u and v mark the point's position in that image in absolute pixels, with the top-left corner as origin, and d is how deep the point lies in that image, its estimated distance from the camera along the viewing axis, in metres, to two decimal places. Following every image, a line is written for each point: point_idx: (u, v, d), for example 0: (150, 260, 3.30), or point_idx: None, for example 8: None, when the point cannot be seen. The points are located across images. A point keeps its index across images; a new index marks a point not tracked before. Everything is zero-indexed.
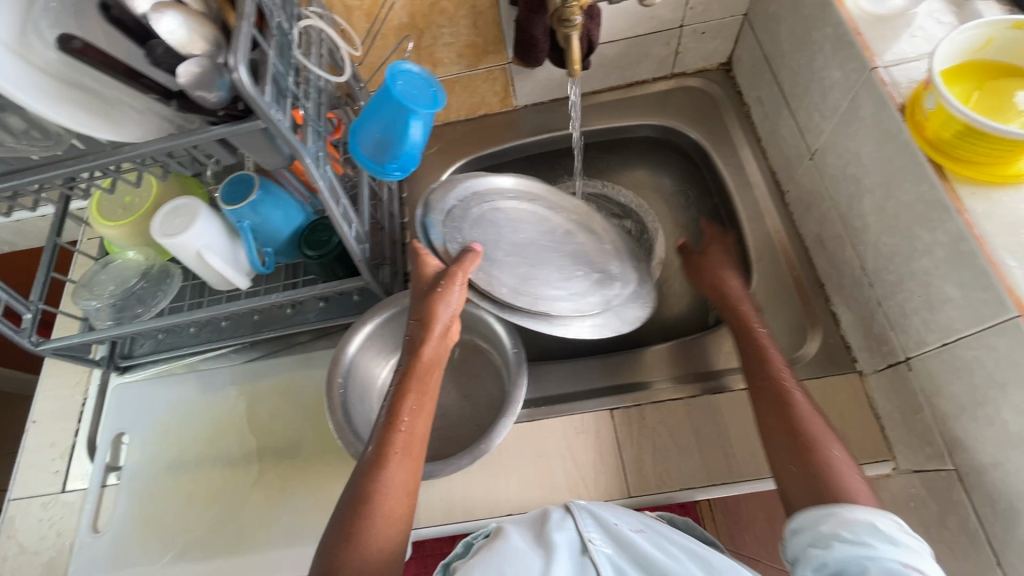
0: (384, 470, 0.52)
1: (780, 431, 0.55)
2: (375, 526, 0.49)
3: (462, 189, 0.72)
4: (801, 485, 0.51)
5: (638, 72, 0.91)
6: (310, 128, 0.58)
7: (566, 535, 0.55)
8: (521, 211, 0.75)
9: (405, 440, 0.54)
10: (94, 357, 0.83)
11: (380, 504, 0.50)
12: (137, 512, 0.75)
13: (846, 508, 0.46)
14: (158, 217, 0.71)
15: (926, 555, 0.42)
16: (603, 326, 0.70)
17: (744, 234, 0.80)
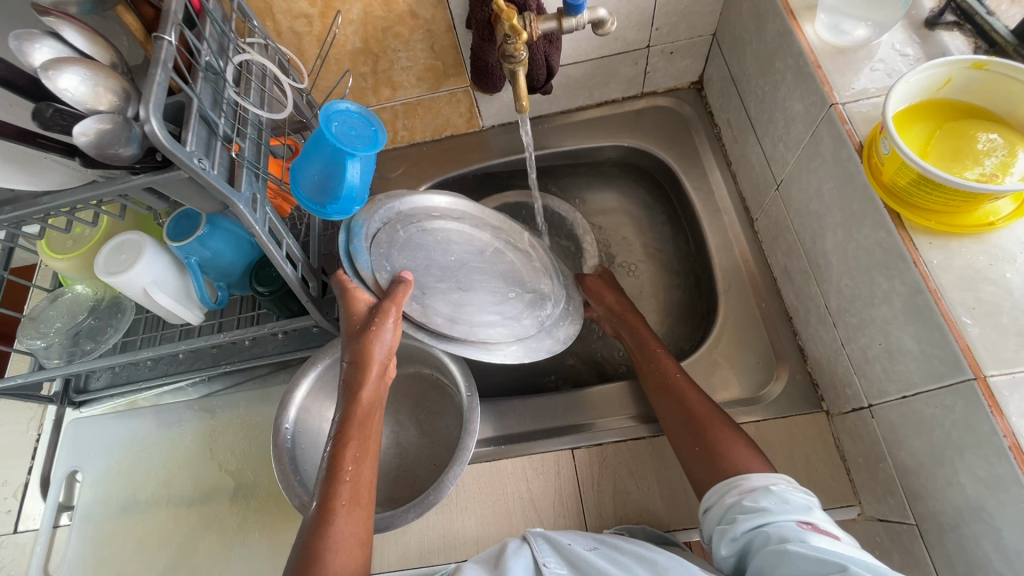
0: (329, 526, 0.49)
1: (682, 429, 0.61)
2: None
3: (385, 211, 0.68)
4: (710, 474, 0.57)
5: (607, 91, 0.88)
6: (245, 171, 0.55)
7: (522, 566, 0.52)
8: (453, 231, 0.73)
9: (350, 491, 0.52)
10: (46, 394, 0.80)
11: (328, 563, 0.47)
12: (90, 554, 0.74)
13: (745, 478, 0.53)
14: (102, 254, 0.68)
15: (814, 508, 0.48)
16: (539, 348, 0.68)
17: (712, 262, 0.78)
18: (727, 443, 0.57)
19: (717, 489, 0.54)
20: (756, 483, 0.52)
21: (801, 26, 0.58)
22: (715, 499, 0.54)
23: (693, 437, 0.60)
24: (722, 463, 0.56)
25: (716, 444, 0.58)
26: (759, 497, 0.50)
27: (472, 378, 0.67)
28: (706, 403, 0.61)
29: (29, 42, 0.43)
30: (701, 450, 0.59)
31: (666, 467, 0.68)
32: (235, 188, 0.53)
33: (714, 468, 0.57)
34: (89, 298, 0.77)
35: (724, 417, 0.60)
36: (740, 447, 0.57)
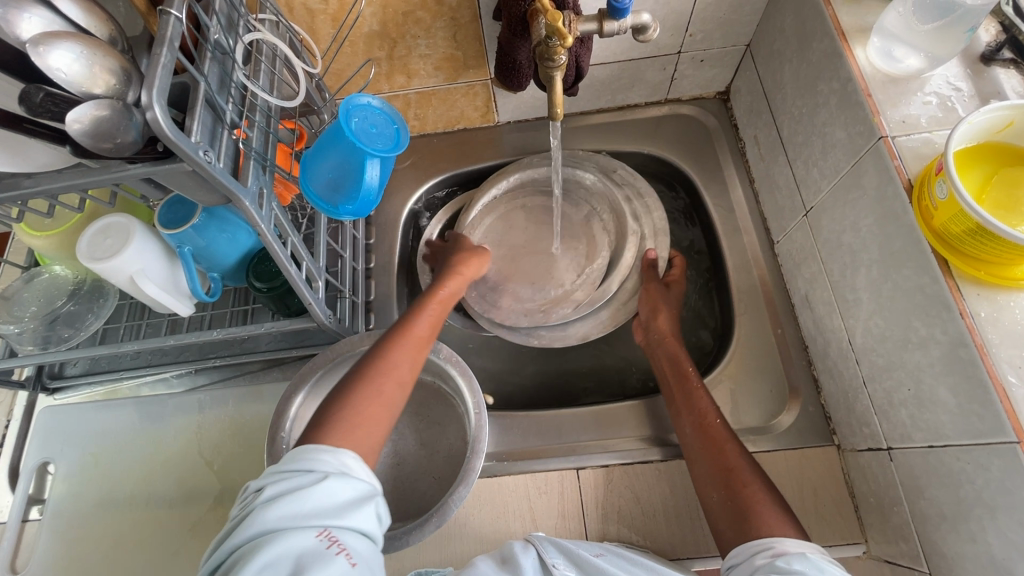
0: (401, 339, 0.58)
1: (713, 482, 0.57)
2: (387, 382, 0.54)
3: (496, 191, 0.84)
4: (732, 528, 0.54)
5: (630, 95, 0.85)
6: (252, 163, 0.50)
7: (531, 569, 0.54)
8: (519, 212, 0.83)
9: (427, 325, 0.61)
10: (19, 378, 0.75)
11: (390, 364, 0.55)
12: (59, 553, 0.69)
13: (781, 540, 0.49)
14: (85, 238, 0.62)
15: None
16: (562, 337, 0.77)
17: (729, 282, 0.76)
18: (757, 502, 0.53)
19: (745, 548, 0.50)
20: (791, 546, 0.48)
21: (852, 49, 0.56)
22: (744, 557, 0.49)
23: (724, 490, 0.56)
24: (745, 517, 0.53)
25: (746, 503, 0.54)
26: (794, 560, 0.46)
27: (477, 392, 0.63)
28: (742, 457, 0.57)
29: (17, 10, 0.39)
30: (729, 502, 0.55)
31: (671, 493, 0.66)
32: (241, 183, 0.48)
33: (738, 523, 0.53)
34: (69, 280, 0.72)
35: (761, 477, 0.56)
36: (771, 509, 0.52)
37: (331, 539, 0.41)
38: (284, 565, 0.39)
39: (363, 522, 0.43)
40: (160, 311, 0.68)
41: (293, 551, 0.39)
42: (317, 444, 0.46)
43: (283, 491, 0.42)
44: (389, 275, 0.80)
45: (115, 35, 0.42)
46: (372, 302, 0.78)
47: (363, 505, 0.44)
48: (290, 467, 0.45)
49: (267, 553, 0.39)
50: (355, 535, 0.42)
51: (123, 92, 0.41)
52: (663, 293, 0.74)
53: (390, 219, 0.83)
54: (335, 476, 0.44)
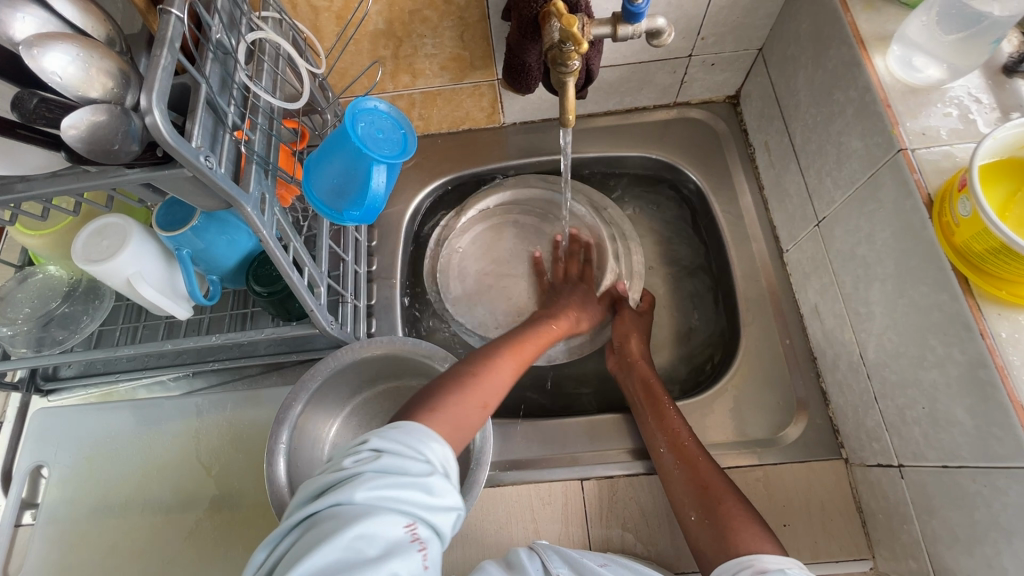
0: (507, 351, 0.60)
1: (693, 503, 0.57)
2: (485, 380, 0.55)
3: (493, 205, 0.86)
4: (715, 548, 0.53)
5: (639, 98, 0.83)
6: (254, 167, 0.49)
7: None
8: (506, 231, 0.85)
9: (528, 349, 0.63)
10: (11, 379, 0.74)
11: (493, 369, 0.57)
12: (52, 559, 0.68)
13: (760, 558, 0.48)
14: (81, 238, 0.60)
15: None
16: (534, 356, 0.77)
17: (736, 290, 0.75)
18: (735, 519, 0.53)
19: (726, 567, 0.49)
20: (770, 563, 0.47)
21: (871, 58, 0.54)
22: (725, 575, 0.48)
23: (701, 509, 0.56)
24: (727, 533, 0.53)
25: (724, 520, 0.54)
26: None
27: (483, 402, 0.62)
28: (718, 477, 0.58)
29: (10, 10, 0.37)
30: (709, 520, 0.55)
31: None
32: (243, 188, 0.47)
33: (719, 542, 0.53)
34: (63, 281, 0.70)
35: (740, 496, 0.56)
36: (749, 527, 0.52)
37: (416, 536, 0.39)
38: (375, 545, 0.37)
39: (444, 530, 0.42)
40: (158, 313, 0.67)
41: (384, 535, 0.38)
42: (425, 427, 0.46)
43: (387, 469, 0.41)
44: (391, 279, 0.79)
45: (113, 35, 0.41)
46: (374, 306, 0.77)
47: (452, 511, 0.42)
48: (398, 444, 0.43)
49: (362, 526, 0.37)
50: (437, 540, 0.41)
51: (121, 95, 0.40)
52: (629, 320, 0.75)
53: (393, 221, 0.81)
54: (438, 474, 0.42)
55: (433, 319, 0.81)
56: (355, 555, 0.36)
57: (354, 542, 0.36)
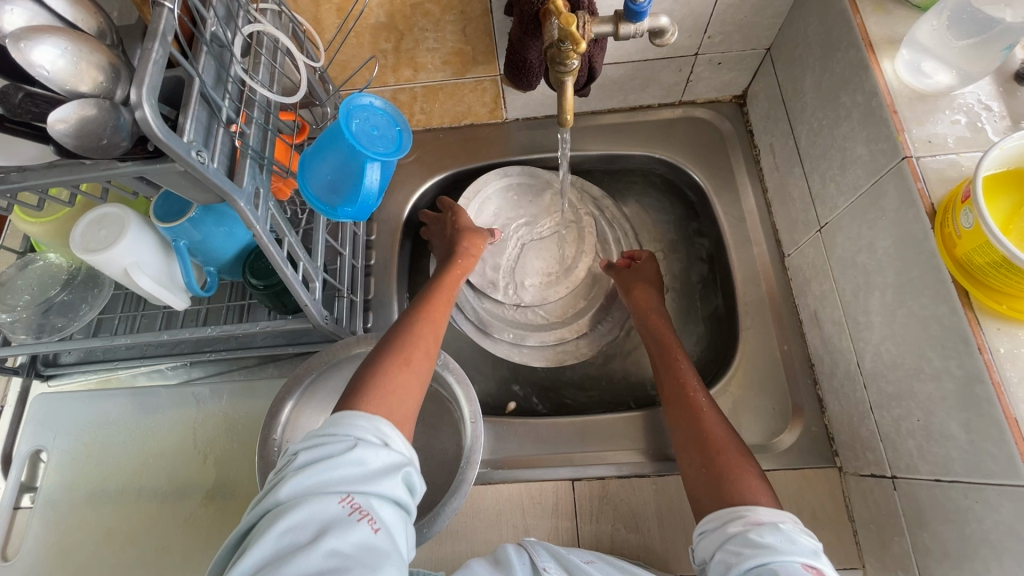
0: (420, 323, 0.59)
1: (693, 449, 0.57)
2: (410, 355, 0.55)
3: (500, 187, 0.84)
4: (708, 490, 0.53)
5: (644, 96, 0.82)
6: (248, 161, 0.48)
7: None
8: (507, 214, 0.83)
9: (435, 309, 0.62)
10: (11, 364, 0.74)
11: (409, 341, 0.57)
12: (50, 543, 0.69)
13: (753, 510, 0.48)
14: (80, 228, 0.61)
15: (819, 553, 0.43)
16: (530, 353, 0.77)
17: (735, 294, 0.74)
18: (737, 468, 0.53)
19: (717, 515, 0.49)
20: (765, 517, 0.47)
21: (879, 62, 0.53)
22: (716, 524, 0.49)
23: (700, 457, 0.56)
24: (725, 476, 0.53)
25: (724, 470, 0.53)
26: (764, 532, 0.45)
27: (474, 401, 0.62)
28: (721, 429, 0.57)
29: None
30: (707, 469, 0.55)
31: (668, 508, 0.65)
32: (236, 183, 0.47)
33: (716, 488, 0.53)
34: (63, 269, 0.71)
35: (743, 448, 0.56)
36: (751, 476, 0.52)
37: (355, 506, 0.39)
38: (309, 529, 0.38)
39: (392, 494, 0.42)
40: (154, 302, 0.67)
41: (318, 515, 0.38)
42: (352, 411, 0.47)
43: (312, 460, 0.42)
44: (389, 273, 0.78)
45: (104, 28, 0.41)
46: (371, 300, 0.77)
47: (392, 475, 0.42)
48: (322, 438, 0.44)
49: (292, 516, 0.38)
50: (382, 505, 0.41)
51: (111, 89, 0.40)
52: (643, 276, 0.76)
53: (392, 216, 0.81)
54: (364, 448, 0.43)
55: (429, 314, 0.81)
56: (291, 542, 0.37)
57: (287, 533, 0.37)
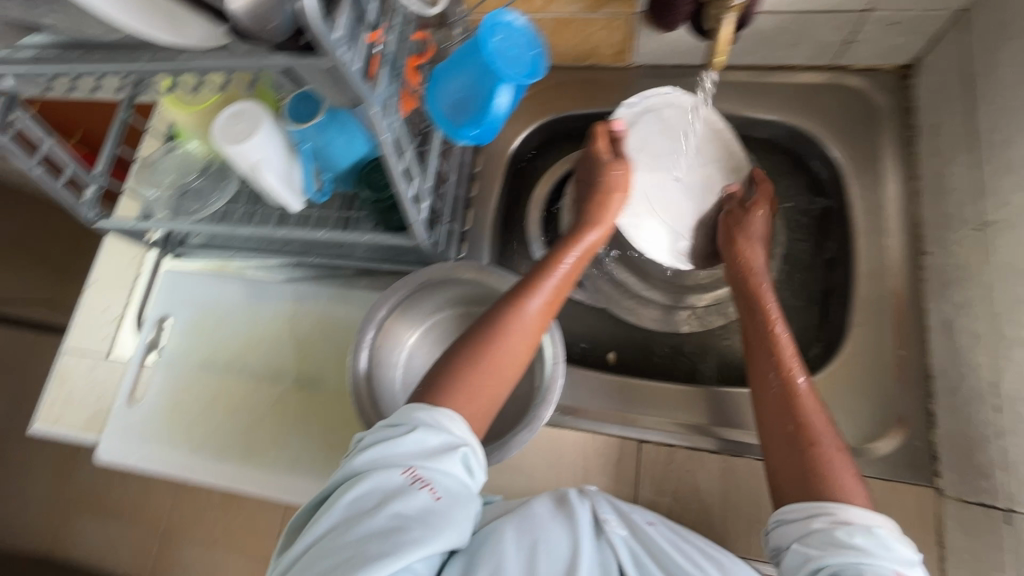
0: (522, 309, 0.54)
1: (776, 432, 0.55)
2: (502, 355, 0.52)
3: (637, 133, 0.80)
4: (796, 482, 0.52)
5: (790, 55, 0.74)
6: (384, 70, 0.49)
7: (584, 518, 0.51)
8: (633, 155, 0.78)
9: (548, 296, 0.56)
10: (149, 239, 0.84)
11: (509, 334, 0.53)
12: (167, 398, 0.79)
13: (841, 507, 0.48)
14: (219, 119, 0.65)
15: (912, 564, 0.45)
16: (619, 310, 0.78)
17: (854, 287, 0.68)
18: (826, 454, 0.52)
19: (801, 510, 0.50)
20: (855, 515, 0.47)
21: None
22: (798, 515, 0.50)
23: (787, 444, 0.54)
24: (807, 455, 0.52)
25: (813, 463, 0.52)
26: (854, 533, 0.46)
27: (559, 344, 0.62)
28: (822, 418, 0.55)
29: None
30: (793, 449, 0.53)
31: (735, 489, 0.64)
32: (371, 88, 0.47)
33: (804, 485, 0.51)
34: (200, 158, 0.77)
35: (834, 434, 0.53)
36: (845, 471, 0.51)
37: (416, 477, 0.43)
38: (376, 496, 0.42)
39: (450, 468, 0.45)
40: (274, 201, 0.71)
41: (382, 487, 0.43)
42: (418, 404, 0.49)
43: (378, 438, 0.46)
44: (487, 209, 0.79)
45: None
46: (467, 232, 0.78)
47: (449, 454, 0.46)
48: (389, 421, 0.48)
49: (363, 484, 0.43)
50: (442, 476, 0.44)
51: None
52: (755, 230, 0.68)
53: (497, 152, 0.81)
54: (426, 436, 0.46)
55: (522, 254, 0.82)
56: (358, 510, 0.42)
57: (357, 501, 0.42)
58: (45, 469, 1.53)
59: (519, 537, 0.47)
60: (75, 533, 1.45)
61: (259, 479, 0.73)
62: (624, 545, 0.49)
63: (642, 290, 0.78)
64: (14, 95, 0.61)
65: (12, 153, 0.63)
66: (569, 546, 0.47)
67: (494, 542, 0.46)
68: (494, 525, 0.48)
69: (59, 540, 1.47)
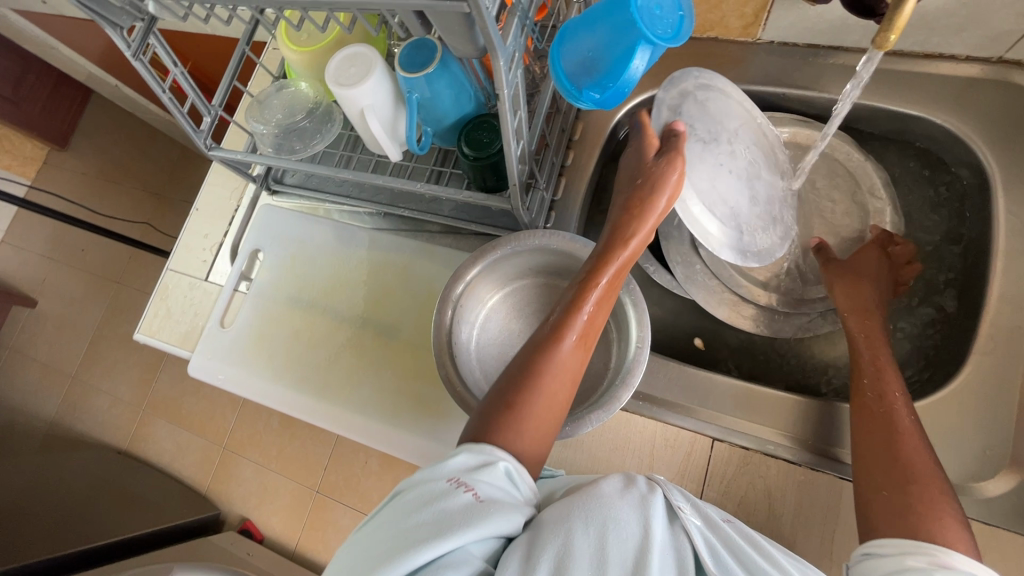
0: (556, 349, 0.49)
1: (873, 462, 0.53)
2: (540, 405, 0.47)
3: (692, 82, 0.65)
4: (889, 510, 0.49)
5: (952, 42, 0.65)
6: (515, 19, 0.47)
7: (659, 504, 0.45)
8: (699, 115, 0.64)
9: (585, 327, 0.51)
10: (252, 172, 0.87)
11: (546, 383, 0.48)
12: (254, 326, 0.84)
13: (946, 552, 0.43)
14: (335, 61, 0.65)
15: None
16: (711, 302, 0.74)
17: (983, 313, 0.61)
18: (932, 496, 0.48)
19: (898, 544, 0.46)
20: (961, 564, 0.42)
21: None
22: (892, 551, 0.45)
23: (885, 481, 0.51)
24: (907, 492, 0.49)
25: (916, 502, 0.48)
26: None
27: (646, 327, 0.60)
28: (918, 446, 0.52)
29: None
30: (893, 486, 0.50)
31: (811, 504, 0.61)
32: (502, 38, 0.46)
33: (901, 520, 0.48)
34: (309, 99, 0.78)
35: (941, 478, 0.50)
36: (949, 512, 0.47)
37: (461, 482, 0.40)
38: (418, 500, 0.40)
39: (494, 478, 0.42)
40: (375, 148, 0.71)
41: (426, 492, 0.40)
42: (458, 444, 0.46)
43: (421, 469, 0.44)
44: (582, 181, 0.76)
45: None
46: (557, 201, 0.76)
47: (489, 467, 0.42)
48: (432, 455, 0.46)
49: (408, 495, 0.41)
50: (486, 483, 0.41)
51: None
52: (864, 272, 0.66)
53: (599, 122, 0.77)
54: (461, 452, 0.43)
55: None
56: (404, 510, 0.39)
57: (402, 506, 0.40)
58: (133, 373, 1.70)
59: (586, 516, 0.41)
60: (153, 434, 1.61)
61: (331, 415, 0.77)
62: (701, 535, 0.44)
63: (739, 284, 0.73)
64: (153, 19, 0.64)
65: (147, 77, 0.65)
66: (642, 528, 0.42)
67: (559, 519, 0.41)
68: (559, 503, 0.43)
69: (139, 438, 1.63)
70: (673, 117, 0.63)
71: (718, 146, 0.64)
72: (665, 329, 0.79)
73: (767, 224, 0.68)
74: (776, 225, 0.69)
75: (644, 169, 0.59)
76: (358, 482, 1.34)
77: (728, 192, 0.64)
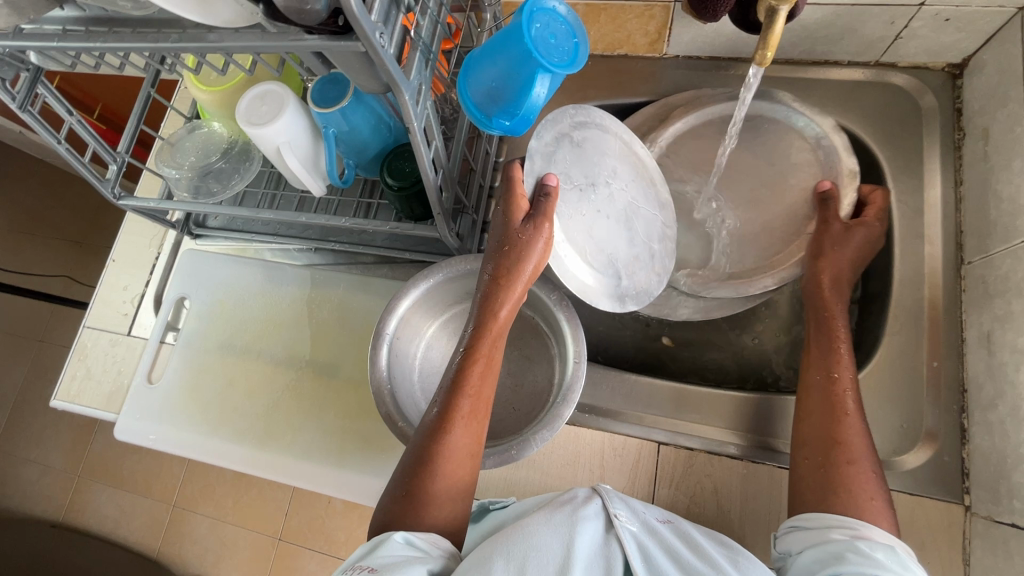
0: (442, 438, 0.50)
1: (812, 441, 0.55)
2: (438, 493, 0.48)
3: (570, 122, 0.62)
4: (817, 482, 0.53)
5: (834, 50, 0.70)
6: (417, 55, 0.48)
7: (594, 520, 0.46)
8: (576, 161, 0.62)
9: (470, 407, 0.51)
10: (171, 219, 0.84)
11: (441, 468, 0.48)
12: (184, 379, 0.79)
13: (864, 525, 0.48)
14: (245, 101, 0.64)
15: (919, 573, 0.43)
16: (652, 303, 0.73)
17: (889, 296, 0.66)
18: (859, 476, 0.51)
19: (822, 518, 0.49)
20: (876, 536, 0.47)
21: None
22: (817, 525, 0.49)
23: (822, 456, 0.54)
24: (842, 472, 0.52)
25: (842, 477, 0.52)
26: (876, 547, 0.44)
27: (581, 341, 0.61)
28: (859, 440, 0.53)
29: None
30: (826, 461, 0.53)
31: (756, 495, 0.63)
32: (405, 74, 0.46)
33: (825, 494, 0.51)
34: (223, 139, 0.76)
35: (873, 460, 0.53)
36: (869, 492, 0.50)
37: (357, 567, 0.40)
38: None
39: (392, 549, 0.42)
40: (297, 185, 0.70)
41: None
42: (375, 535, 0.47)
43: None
44: None
45: None
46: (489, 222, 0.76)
47: (387, 542, 0.42)
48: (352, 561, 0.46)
49: None
50: (381, 557, 0.41)
51: None
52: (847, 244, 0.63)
53: (523, 142, 0.78)
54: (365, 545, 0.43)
55: None
56: None
57: None
58: (64, 437, 1.57)
59: (508, 550, 0.41)
60: (92, 501, 1.49)
61: (275, 464, 0.73)
62: (634, 539, 0.45)
63: None
64: (39, 69, 0.60)
65: (39, 129, 0.61)
66: (565, 547, 0.42)
67: (482, 561, 0.41)
68: (486, 545, 0.43)
69: (75, 507, 1.50)
70: (546, 167, 0.59)
71: (594, 190, 0.63)
72: (607, 338, 0.80)
73: (645, 262, 0.66)
74: (655, 260, 0.67)
75: (509, 235, 0.56)
76: (323, 523, 1.28)
77: (605, 238, 0.64)
